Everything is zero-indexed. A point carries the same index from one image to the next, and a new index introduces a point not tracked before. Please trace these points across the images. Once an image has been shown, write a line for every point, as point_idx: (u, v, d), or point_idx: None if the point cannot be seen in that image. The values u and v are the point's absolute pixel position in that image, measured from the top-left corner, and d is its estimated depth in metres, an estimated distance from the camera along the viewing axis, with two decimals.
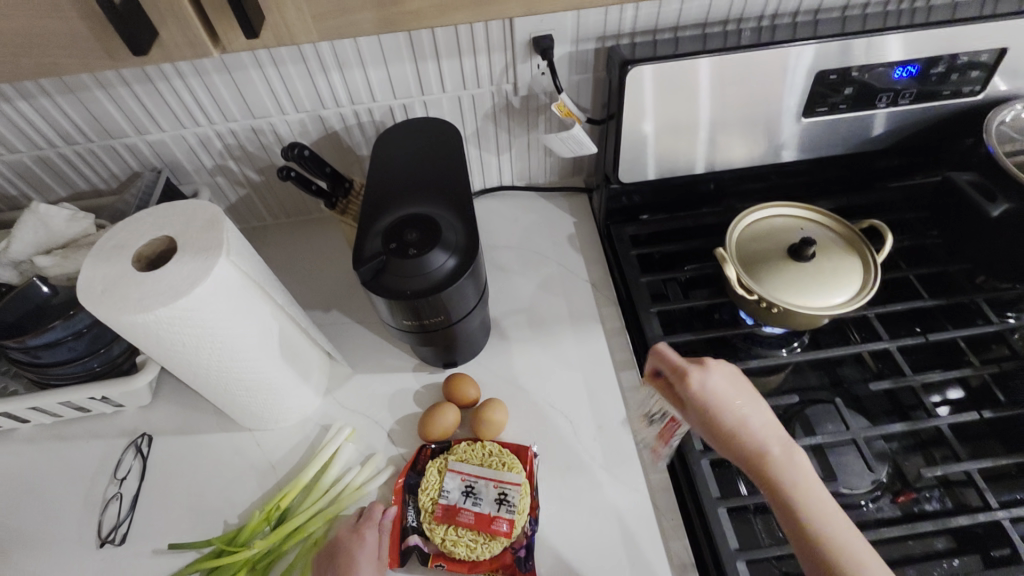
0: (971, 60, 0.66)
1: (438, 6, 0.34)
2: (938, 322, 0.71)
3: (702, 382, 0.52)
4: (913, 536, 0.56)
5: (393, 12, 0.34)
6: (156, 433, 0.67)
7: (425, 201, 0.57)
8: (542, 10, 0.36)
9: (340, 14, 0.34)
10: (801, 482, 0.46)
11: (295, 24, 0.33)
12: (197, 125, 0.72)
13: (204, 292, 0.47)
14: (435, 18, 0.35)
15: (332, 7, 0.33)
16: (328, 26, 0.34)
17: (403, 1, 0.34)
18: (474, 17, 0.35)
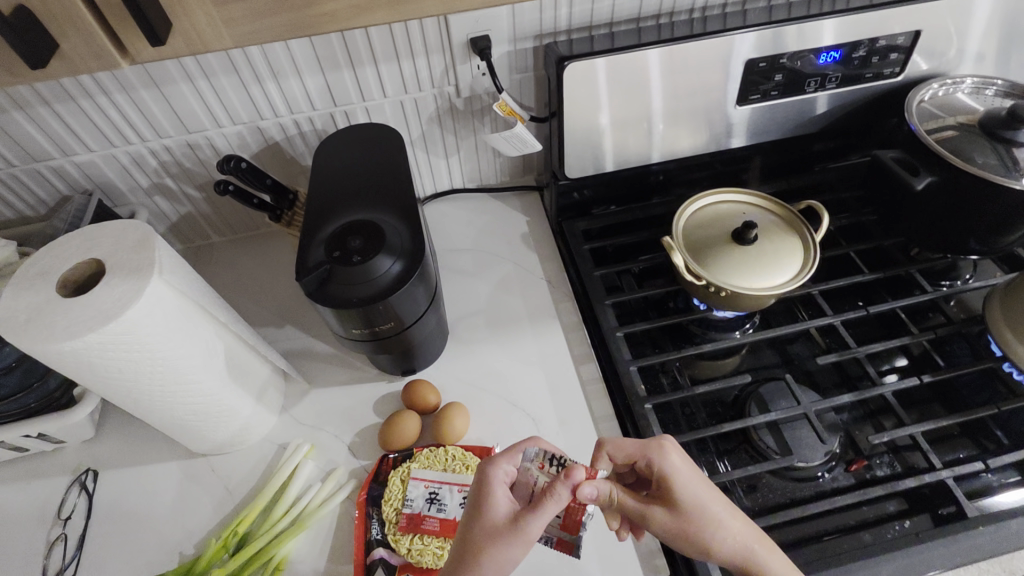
0: (890, 43, 0.70)
1: (355, 7, 0.34)
2: (878, 295, 0.74)
3: (658, 465, 0.51)
4: (866, 502, 0.59)
5: (308, 14, 0.34)
6: (103, 467, 0.64)
7: (368, 207, 0.56)
8: (461, 8, 0.36)
9: (253, 19, 0.33)
10: (764, 547, 0.49)
11: (205, 30, 0.32)
12: (128, 143, 0.69)
13: (138, 314, 0.45)
14: (353, 19, 0.34)
15: (244, 12, 0.32)
16: (242, 32, 0.33)
17: (317, 3, 0.33)
18: (393, 17, 0.35)
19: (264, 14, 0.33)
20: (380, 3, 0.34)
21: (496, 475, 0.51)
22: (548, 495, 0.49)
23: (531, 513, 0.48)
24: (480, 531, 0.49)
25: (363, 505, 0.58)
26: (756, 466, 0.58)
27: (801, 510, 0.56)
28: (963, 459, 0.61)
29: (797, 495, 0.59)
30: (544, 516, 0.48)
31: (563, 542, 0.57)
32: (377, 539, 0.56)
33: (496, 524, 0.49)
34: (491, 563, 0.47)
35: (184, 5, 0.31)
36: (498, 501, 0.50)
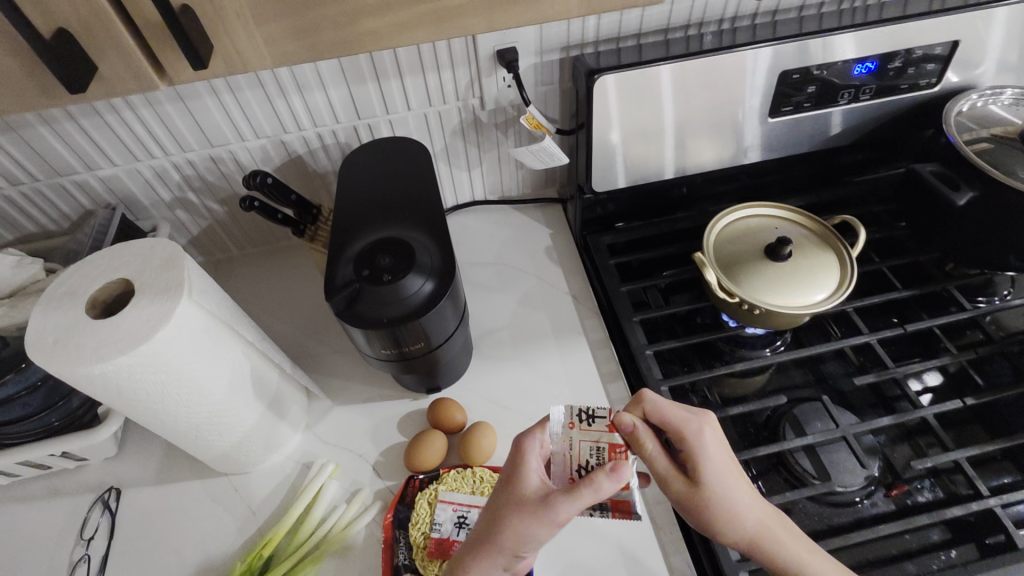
0: (927, 53, 0.68)
1: (398, 25, 0.33)
2: (914, 312, 0.72)
3: (694, 442, 0.49)
4: (909, 530, 0.56)
5: (349, 33, 0.32)
6: (125, 485, 0.63)
7: (396, 225, 0.55)
8: (506, 25, 0.34)
9: (293, 39, 0.32)
10: (781, 532, 0.48)
11: (245, 51, 0.31)
12: (152, 157, 0.68)
13: (167, 336, 0.44)
14: (395, 37, 0.33)
15: (284, 33, 0.31)
16: (282, 52, 0.32)
17: (360, 21, 0.32)
18: (436, 35, 0.34)
19: (306, 35, 0.32)
20: (423, 21, 0.33)
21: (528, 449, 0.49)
22: (585, 483, 0.45)
23: (562, 495, 0.45)
24: (507, 504, 0.48)
25: (389, 528, 0.57)
26: (795, 493, 0.56)
27: (843, 539, 0.54)
28: (1008, 485, 0.59)
29: (836, 521, 0.57)
30: (577, 503, 0.45)
31: None
32: (405, 564, 0.55)
33: (523, 497, 0.47)
34: (511, 535, 0.46)
35: (226, 23, 0.30)
36: (527, 475, 0.48)
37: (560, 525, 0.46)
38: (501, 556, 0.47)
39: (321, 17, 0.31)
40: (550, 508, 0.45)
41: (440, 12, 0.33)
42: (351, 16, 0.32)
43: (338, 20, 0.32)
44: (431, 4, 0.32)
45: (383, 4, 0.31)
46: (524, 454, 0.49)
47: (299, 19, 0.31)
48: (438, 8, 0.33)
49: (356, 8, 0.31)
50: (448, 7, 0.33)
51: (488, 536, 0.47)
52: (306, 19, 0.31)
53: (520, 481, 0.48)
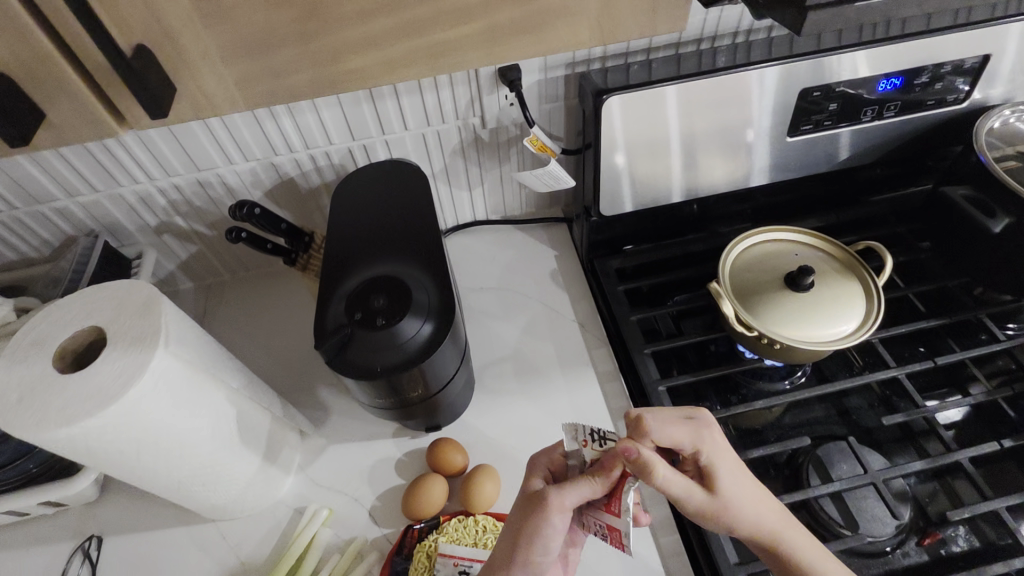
0: (957, 68, 0.64)
1: (389, 62, 0.30)
2: (943, 341, 0.68)
3: (700, 447, 0.47)
4: None
5: (333, 71, 0.29)
6: (107, 532, 0.60)
7: (393, 259, 0.52)
8: (509, 60, 0.31)
9: (270, 80, 0.28)
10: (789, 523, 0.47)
11: (217, 95, 0.28)
12: (135, 182, 0.65)
13: (141, 392, 0.40)
14: (387, 75, 0.30)
15: (260, 74, 0.28)
16: (257, 95, 0.29)
17: (346, 59, 0.29)
18: (432, 71, 0.31)
19: (286, 75, 0.28)
20: (418, 58, 0.30)
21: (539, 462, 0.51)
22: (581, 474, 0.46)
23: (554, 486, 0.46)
24: (515, 509, 0.48)
25: None
26: None
27: None
28: None
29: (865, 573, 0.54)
30: (572, 492, 0.45)
31: (616, 532, 0.45)
32: None
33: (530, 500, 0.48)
34: (517, 536, 0.46)
35: (192, 64, 0.27)
36: (536, 482, 0.50)
37: (558, 519, 0.45)
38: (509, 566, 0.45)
39: (305, 57, 0.28)
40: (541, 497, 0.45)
41: (439, 48, 0.30)
42: (338, 54, 0.28)
43: (322, 59, 0.28)
44: (428, 40, 0.29)
45: (373, 41, 0.28)
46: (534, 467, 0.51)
47: (277, 58, 0.28)
48: (436, 44, 0.30)
49: (343, 47, 0.28)
50: (447, 41, 0.29)
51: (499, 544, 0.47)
52: (285, 59, 0.28)
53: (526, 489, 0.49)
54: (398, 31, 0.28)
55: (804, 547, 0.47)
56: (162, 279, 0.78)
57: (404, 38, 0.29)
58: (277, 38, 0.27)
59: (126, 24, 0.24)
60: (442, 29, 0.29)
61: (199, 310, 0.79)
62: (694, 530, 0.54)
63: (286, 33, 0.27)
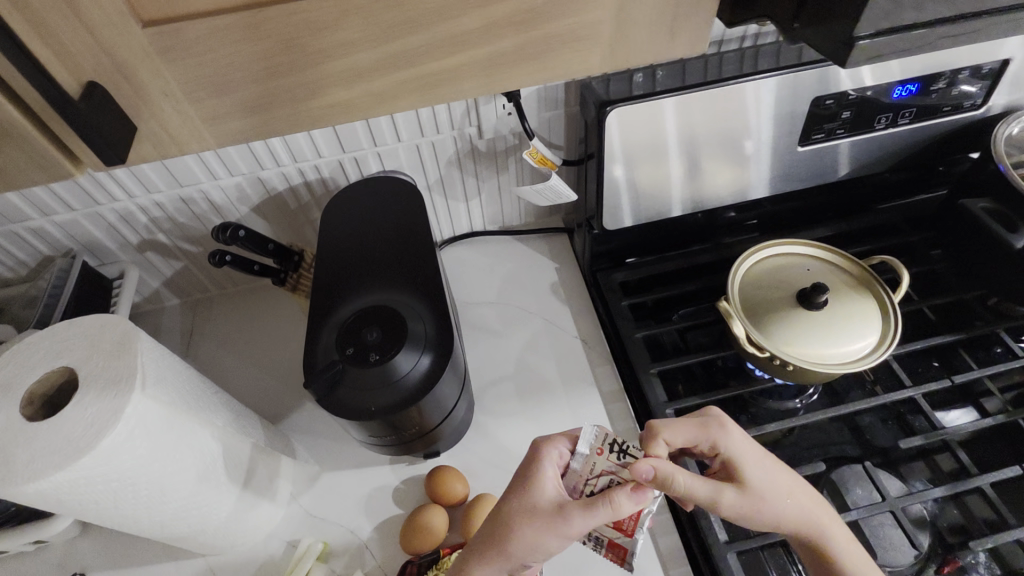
0: (974, 73, 0.61)
1: (375, 95, 0.28)
2: (958, 356, 0.65)
3: (720, 441, 0.48)
4: None
5: (312, 107, 0.27)
6: (91, 568, 0.57)
7: (387, 286, 0.49)
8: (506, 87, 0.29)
9: (239, 117, 0.26)
10: (816, 507, 0.47)
11: (183, 134, 0.26)
12: (114, 200, 0.61)
13: (115, 442, 0.37)
14: (371, 109, 0.28)
15: (228, 110, 0.26)
16: (227, 131, 0.27)
17: (324, 93, 0.27)
18: (420, 104, 0.29)
19: (258, 111, 0.26)
20: (408, 90, 0.28)
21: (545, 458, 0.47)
22: (609, 499, 0.43)
23: (582, 510, 0.43)
24: (515, 510, 0.45)
25: None
26: None
27: None
28: None
29: None
30: (596, 518, 0.43)
31: (614, 545, 0.48)
32: None
33: (537, 505, 0.44)
34: (521, 543, 0.43)
35: (153, 102, 0.25)
36: (544, 483, 0.45)
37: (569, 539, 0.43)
38: (506, 564, 0.44)
39: (280, 92, 0.26)
40: (569, 521, 0.42)
41: (431, 79, 0.28)
42: (316, 89, 0.26)
43: (299, 93, 0.26)
44: (417, 70, 0.27)
45: (359, 74, 0.26)
46: (541, 461, 0.47)
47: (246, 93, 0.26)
48: (428, 75, 0.27)
49: (321, 80, 0.26)
50: (443, 70, 0.27)
51: (494, 540, 0.44)
52: (257, 93, 0.26)
53: (534, 492, 0.45)
54: (383, 60, 0.26)
55: (837, 535, 0.47)
56: (147, 297, 0.75)
57: (391, 69, 0.27)
58: (246, 73, 0.25)
59: (74, 61, 0.22)
60: (431, 58, 0.27)
61: (185, 327, 0.76)
62: (705, 561, 0.52)
63: (257, 67, 0.25)
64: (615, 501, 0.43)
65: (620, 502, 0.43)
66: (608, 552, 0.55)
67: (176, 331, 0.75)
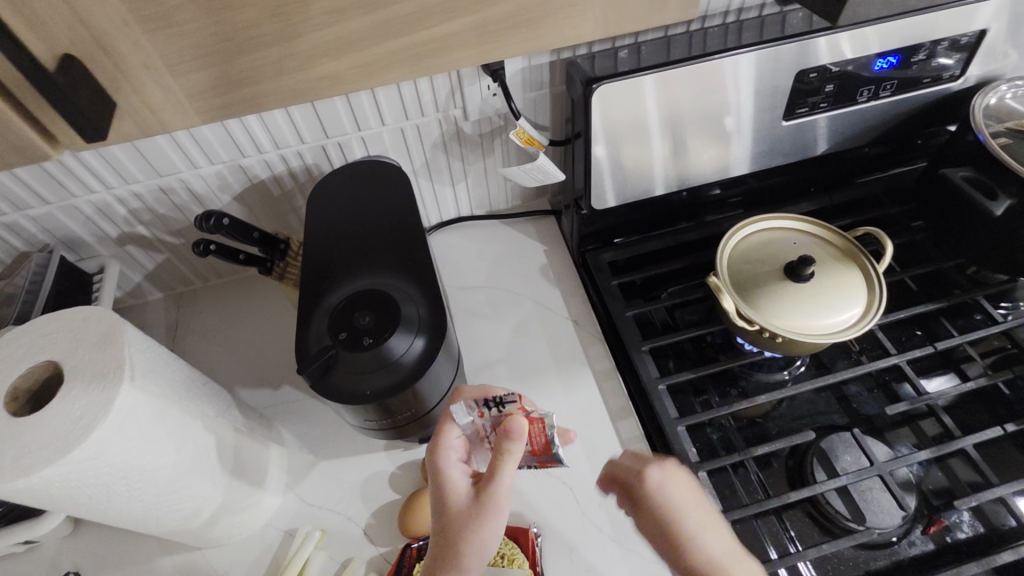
0: (952, 45, 0.62)
1: (363, 65, 0.30)
2: (939, 323, 0.67)
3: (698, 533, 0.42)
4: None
5: (307, 77, 0.29)
6: (84, 569, 0.56)
7: (377, 270, 0.49)
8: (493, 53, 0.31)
9: (222, 90, 0.28)
10: None
11: (164, 107, 0.28)
12: (90, 192, 0.60)
13: (105, 434, 0.37)
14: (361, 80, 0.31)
15: (213, 83, 0.28)
16: (211, 105, 0.29)
17: (321, 62, 0.29)
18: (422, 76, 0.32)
19: (244, 84, 0.29)
20: (397, 62, 0.30)
21: (447, 441, 0.45)
22: (499, 450, 0.43)
23: (490, 480, 0.43)
24: (447, 515, 0.42)
25: None
26: (832, 545, 0.51)
27: None
28: None
29: (874, 566, 0.53)
30: (507, 468, 0.43)
31: (546, 463, 0.48)
32: None
33: (456, 499, 0.43)
34: (474, 539, 0.41)
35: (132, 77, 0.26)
36: (451, 476, 0.44)
37: (506, 507, 0.43)
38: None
39: (268, 65, 0.28)
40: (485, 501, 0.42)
41: (424, 49, 0.30)
42: (303, 62, 0.29)
43: (289, 64, 0.29)
44: (408, 40, 0.30)
45: (346, 45, 0.29)
46: (442, 450, 0.45)
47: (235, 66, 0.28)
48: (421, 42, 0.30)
49: (309, 55, 0.29)
50: (433, 41, 0.30)
51: (441, 549, 0.41)
52: (242, 65, 0.28)
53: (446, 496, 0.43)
54: (371, 31, 0.29)
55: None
56: (128, 292, 0.74)
57: (380, 39, 0.29)
58: (231, 46, 0.27)
59: (51, 35, 0.23)
60: (420, 28, 0.29)
61: (170, 322, 0.74)
62: None
63: (243, 41, 0.27)
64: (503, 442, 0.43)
65: (507, 438, 0.42)
66: (606, 526, 0.56)
67: (160, 326, 0.74)
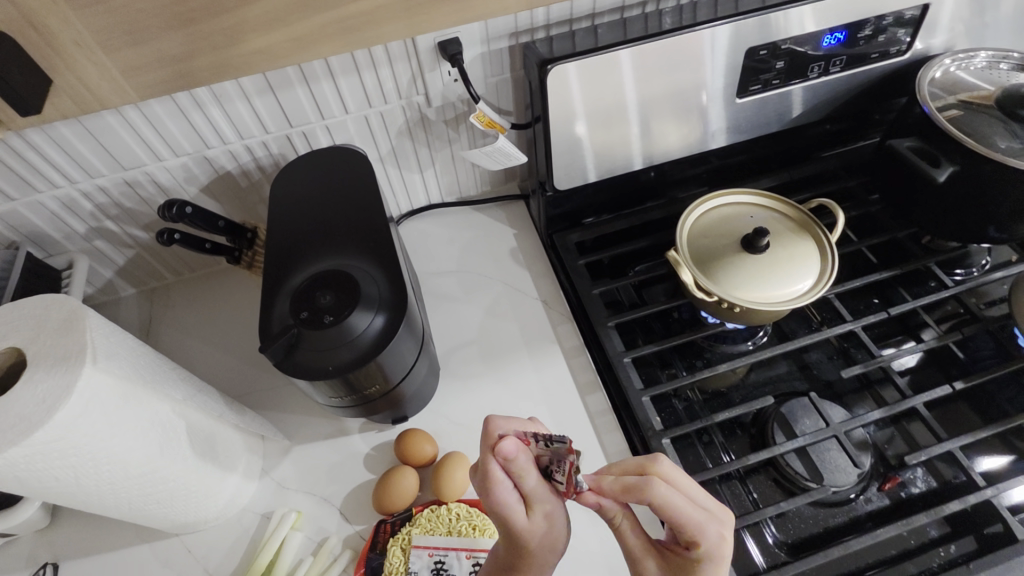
0: (898, 19, 0.64)
1: (293, 45, 0.39)
2: (896, 291, 0.69)
3: (705, 529, 0.40)
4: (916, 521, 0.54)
5: (234, 53, 0.37)
6: (63, 558, 0.57)
7: (338, 252, 0.50)
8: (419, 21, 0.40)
9: (152, 66, 0.36)
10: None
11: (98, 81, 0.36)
12: (54, 187, 0.60)
13: (69, 416, 0.37)
14: (292, 52, 0.39)
15: (144, 60, 0.36)
16: (144, 80, 0.37)
17: (247, 42, 0.37)
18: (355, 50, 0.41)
19: (176, 61, 0.37)
20: (328, 34, 0.39)
21: (493, 468, 0.41)
22: (518, 467, 0.42)
23: (530, 485, 0.42)
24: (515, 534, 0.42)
25: None
26: (789, 502, 0.53)
27: (842, 549, 0.51)
28: (1000, 468, 0.57)
29: (832, 523, 0.56)
30: (534, 479, 0.42)
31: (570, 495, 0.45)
32: None
33: (518, 522, 0.42)
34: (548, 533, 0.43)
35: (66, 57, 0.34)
36: (509, 504, 0.42)
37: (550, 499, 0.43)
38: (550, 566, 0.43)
39: (190, 46, 0.36)
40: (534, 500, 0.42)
41: (352, 23, 0.39)
42: (227, 42, 0.37)
43: (212, 44, 0.37)
44: (334, 15, 0.38)
45: (271, 23, 0.37)
46: (489, 482, 0.41)
47: (162, 45, 0.35)
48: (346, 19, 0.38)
49: (232, 35, 0.36)
50: (353, 15, 0.38)
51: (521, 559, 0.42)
52: (162, 48, 0.35)
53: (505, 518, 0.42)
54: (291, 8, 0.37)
55: None
56: (100, 288, 0.74)
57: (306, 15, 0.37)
58: (152, 26, 0.34)
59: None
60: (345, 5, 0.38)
61: (144, 318, 0.75)
62: None
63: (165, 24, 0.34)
64: (509, 465, 0.42)
65: (511, 459, 0.41)
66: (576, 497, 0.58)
67: (134, 322, 0.74)
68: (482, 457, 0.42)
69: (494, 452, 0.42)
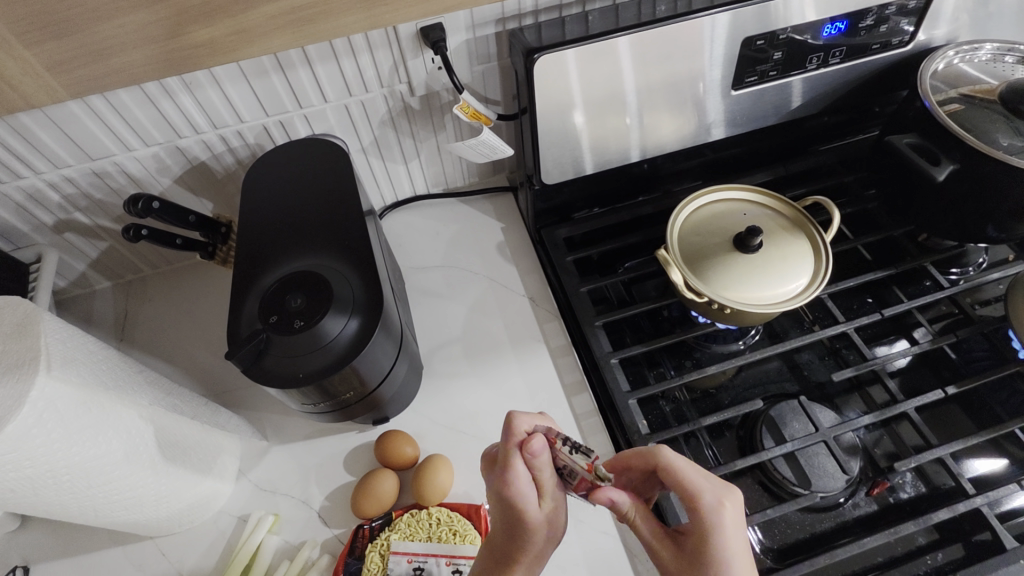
0: (901, 9, 0.62)
1: (245, 36, 0.39)
2: (890, 290, 0.68)
3: (711, 499, 0.41)
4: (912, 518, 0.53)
5: (187, 45, 0.38)
6: (33, 562, 0.56)
7: (312, 252, 0.48)
8: (385, 22, 0.42)
9: (111, 55, 0.37)
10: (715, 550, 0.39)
11: (22, 76, 0.36)
12: (18, 177, 0.57)
13: (22, 426, 0.35)
14: (245, 45, 0.39)
15: (85, 48, 0.36)
16: (81, 71, 0.37)
17: (195, 33, 0.38)
18: (308, 42, 0.41)
19: (107, 53, 0.37)
20: (278, 25, 0.39)
21: (515, 461, 0.42)
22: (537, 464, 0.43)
23: (547, 483, 0.43)
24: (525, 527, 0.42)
25: None
26: (776, 509, 0.52)
27: (829, 558, 0.50)
28: (990, 474, 0.56)
29: (819, 529, 0.55)
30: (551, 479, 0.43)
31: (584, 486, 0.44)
32: None
33: (531, 516, 0.42)
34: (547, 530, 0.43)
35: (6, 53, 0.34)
36: (526, 497, 0.42)
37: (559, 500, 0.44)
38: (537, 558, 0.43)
39: (135, 30, 0.36)
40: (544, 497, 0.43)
41: (299, 16, 0.39)
42: (180, 28, 0.37)
43: (157, 34, 0.37)
44: (284, 6, 0.38)
45: (237, 32, 0.39)
46: (508, 475, 0.42)
47: (113, 30, 0.36)
48: (296, 10, 0.39)
49: (186, 18, 0.37)
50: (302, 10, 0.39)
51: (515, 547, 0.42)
52: (99, 36, 0.35)
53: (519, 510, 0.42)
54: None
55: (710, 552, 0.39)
56: (73, 281, 0.72)
57: (254, 5, 0.37)
58: (84, 14, 0.34)
59: None
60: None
61: (119, 313, 0.72)
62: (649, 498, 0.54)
63: (101, 10, 0.34)
64: (533, 461, 0.42)
65: (536, 455, 0.42)
66: None
67: (109, 317, 0.72)
68: (507, 450, 0.43)
69: (519, 448, 0.43)
